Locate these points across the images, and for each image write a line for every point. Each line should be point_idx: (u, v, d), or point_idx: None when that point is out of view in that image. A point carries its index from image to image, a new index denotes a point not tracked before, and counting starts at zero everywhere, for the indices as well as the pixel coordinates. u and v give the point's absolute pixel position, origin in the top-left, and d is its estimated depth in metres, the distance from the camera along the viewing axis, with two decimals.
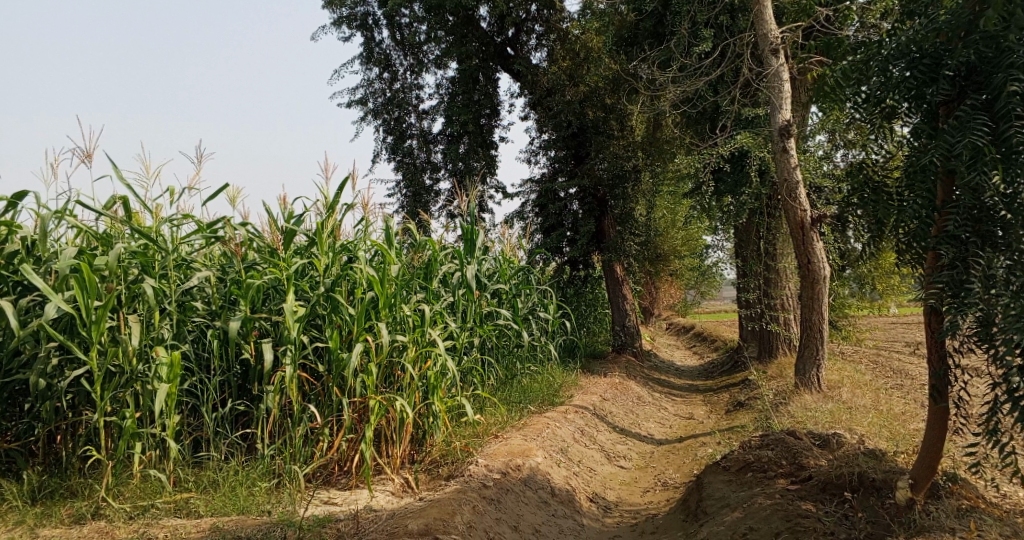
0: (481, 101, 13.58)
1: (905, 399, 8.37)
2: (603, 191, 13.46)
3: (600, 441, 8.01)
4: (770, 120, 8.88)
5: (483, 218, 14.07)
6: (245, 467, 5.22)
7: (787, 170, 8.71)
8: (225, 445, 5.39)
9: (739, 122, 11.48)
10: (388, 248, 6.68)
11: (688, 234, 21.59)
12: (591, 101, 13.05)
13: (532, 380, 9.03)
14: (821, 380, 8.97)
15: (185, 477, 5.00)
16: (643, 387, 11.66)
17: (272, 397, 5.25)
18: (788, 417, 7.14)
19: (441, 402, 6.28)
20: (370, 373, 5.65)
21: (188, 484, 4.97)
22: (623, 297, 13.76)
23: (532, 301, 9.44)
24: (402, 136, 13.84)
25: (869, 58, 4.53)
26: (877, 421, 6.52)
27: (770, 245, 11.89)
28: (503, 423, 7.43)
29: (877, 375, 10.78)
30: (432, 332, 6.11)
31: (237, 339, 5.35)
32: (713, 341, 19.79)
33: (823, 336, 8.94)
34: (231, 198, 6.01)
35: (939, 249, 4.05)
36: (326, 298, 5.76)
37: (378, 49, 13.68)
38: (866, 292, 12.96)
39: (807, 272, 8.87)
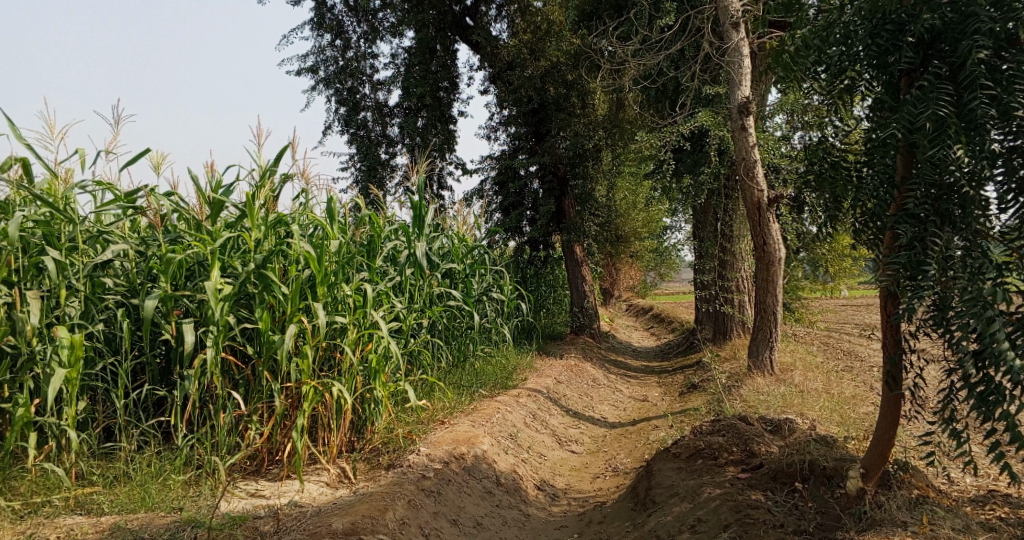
0: (439, 72, 13.21)
1: (855, 382, 8.32)
2: (563, 170, 13.19)
3: (552, 425, 7.81)
4: (729, 96, 8.71)
5: (440, 195, 13.74)
6: (161, 457, 5.04)
7: (745, 149, 8.57)
8: (137, 434, 5.14)
9: (698, 100, 11.32)
10: (329, 222, 6.40)
11: (649, 216, 21.55)
12: (552, 77, 12.75)
13: (484, 362, 8.79)
14: (773, 363, 8.86)
15: (89, 471, 4.77)
16: (599, 369, 11.51)
17: (191, 382, 5.21)
18: (740, 400, 7.02)
19: (384, 388, 6.23)
20: (304, 357, 5.68)
21: (93, 479, 4.75)
22: (582, 278, 13.58)
23: (486, 282, 9.18)
24: (356, 106, 13.42)
25: (828, 28, 4.30)
26: (828, 405, 6.41)
27: (726, 227, 11.84)
28: (452, 408, 7.19)
29: (828, 357, 10.81)
30: (374, 314, 6.06)
31: (157, 318, 5.37)
32: (670, 322, 19.78)
33: (778, 318, 8.84)
34: (156, 164, 5.80)
35: (897, 229, 3.88)
36: (256, 275, 5.72)
37: (330, 15, 13.22)
38: (818, 274, 13.00)
39: (762, 254, 8.74)
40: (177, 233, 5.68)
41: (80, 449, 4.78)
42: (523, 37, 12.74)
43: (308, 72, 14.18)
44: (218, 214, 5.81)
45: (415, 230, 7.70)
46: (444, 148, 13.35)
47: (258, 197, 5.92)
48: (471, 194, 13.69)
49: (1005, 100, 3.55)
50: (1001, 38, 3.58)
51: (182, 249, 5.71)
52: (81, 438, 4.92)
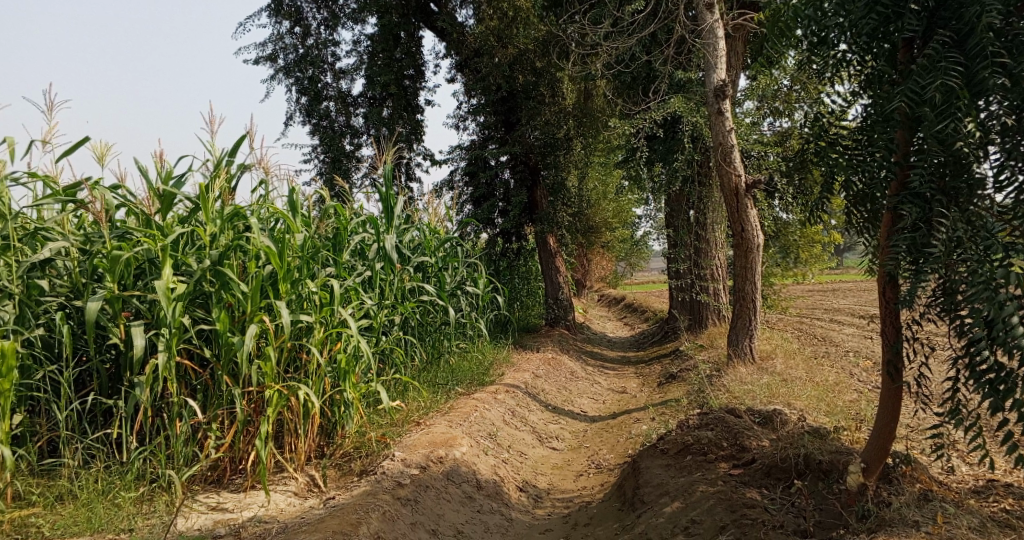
0: (404, 61, 12.84)
1: (837, 369, 8.17)
2: (534, 159, 12.91)
3: (532, 422, 7.55)
4: (704, 79, 8.49)
5: (409, 188, 13.39)
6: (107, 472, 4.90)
7: (722, 133, 8.36)
8: (81, 448, 5.00)
9: (671, 86, 11.11)
10: (292, 215, 6.08)
11: (620, 206, 21.36)
12: (520, 64, 12.46)
13: (459, 358, 8.49)
14: (754, 350, 8.63)
15: (27, 491, 4.64)
16: (576, 361, 11.27)
17: (142, 388, 4.97)
18: (724, 391, 6.82)
19: (354, 389, 5.97)
20: (267, 360, 5.45)
21: (33, 499, 4.61)
22: (556, 268, 13.33)
23: (460, 275, 8.87)
24: (318, 96, 13.01)
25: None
26: (816, 393, 6.23)
27: (701, 215, 11.62)
28: (428, 408, 6.89)
29: (805, 344, 10.68)
30: (342, 311, 5.80)
31: (104, 321, 5.12)
32: (644, 312, 19.63)
33: (757, 306, 8.62)
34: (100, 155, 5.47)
35: (901, 209, 3.70)
36: (213, 272, 5.45)
37: (288, 3, 12.78)
38: (791, 261, 12.89)
39: (741, 240, 8.53)
40: (125, 229, 5.39)
41: (15, 467, 4.60)
42: (490, 24, 12.40)
43: (267, 61, 13.73)
44: (169, 208, 5.49)
45: (384, 222, 7.38)
46: (411, 138, 13.00)
47: (212, 189, 5.63)
48: (441, 185, 13.35)
49: (1015, 69, 3.38)
50: (1009, 4, 3.40)
51: (130, 246, 5.43)
52: (20, 454, 4.81)
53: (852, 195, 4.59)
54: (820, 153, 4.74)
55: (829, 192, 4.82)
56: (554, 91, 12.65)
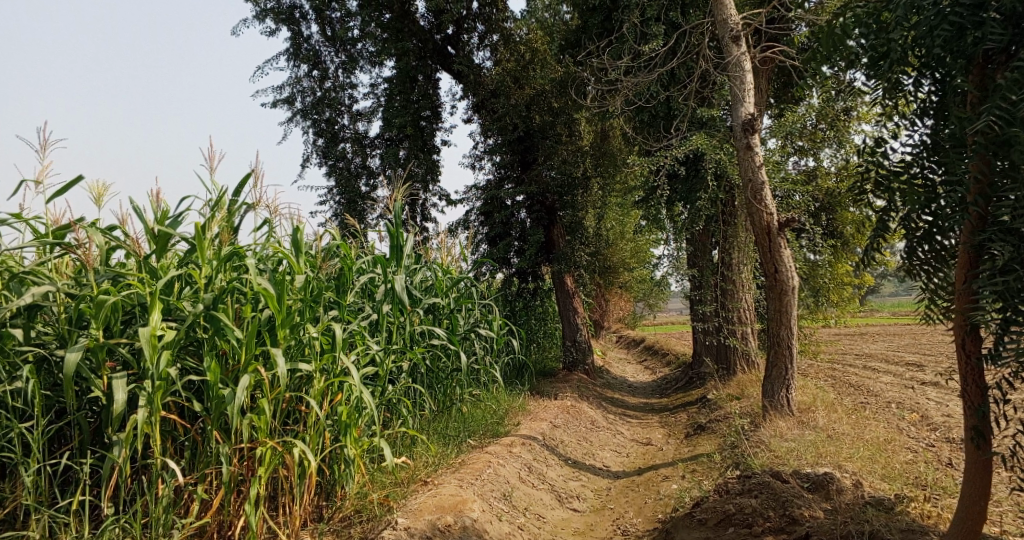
0: (420, 101, 12.53)
1: (881, 423, 7.53)
2: (551, 199, 12.47)
3: (549, 479, 6.94)
4: (732, 112, 8.04)
5: (424, 228, 12.99)
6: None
7: (751, 170, 7.87)
8: (50, 517, 4.48)
9: (692, 121, 10.68)
10: (295, 255, 5.63)
11: (639, 245, 20.83)
12: (537, 104, 12.12)
13: (473, 407, 7.93)
14: (791, 402, 7.93)
15: None
16: (596, 409, 10.66)
17: (121, 448, 4.49)
18: (761, 448, 6.21)
19: (355, 445, 5.45)
20: (260, 413, 4.98)
21: None
22: (574, 310, 12.74)
23: (473, 318, 8.35)
24: (334, 137, 12.72)
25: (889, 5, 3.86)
26: (867, 453, 5.62)
27: (726, 254, 11.03)
28: (437, 464, 6.31)
29: (841, 393, 10.03)
30: (344, 359, 5.31)
31: (86, 372, 4.67)
32: (665, 355, 18.96)
33: (794, 353, 7.93)
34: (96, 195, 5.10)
35: (990, 247, 3.30)
36: (206, 318, 5.00)
37: (306, 45, 12.59)
38: (822, 303, 12.28)
39: (775, 282, 7.92)
40: (114, 272, 4.98)
41: None
42: (506, 65, 12.07)
43: (283, 103, 13.51)
44: (163, 249, 5.08)
45: (393, 262, 6.89)
46: (427, 178, 12.61)
47: (208, 228, 5.22)
48: (455, 225, 12.93)
49: None
50: None
51: (120, 290, 5.01)
52: None
53: (916, 232, 4.12)
54: (881, 184, 4.21)
55: (883, 231, 4.28)
56: (572, 130, 12.30)
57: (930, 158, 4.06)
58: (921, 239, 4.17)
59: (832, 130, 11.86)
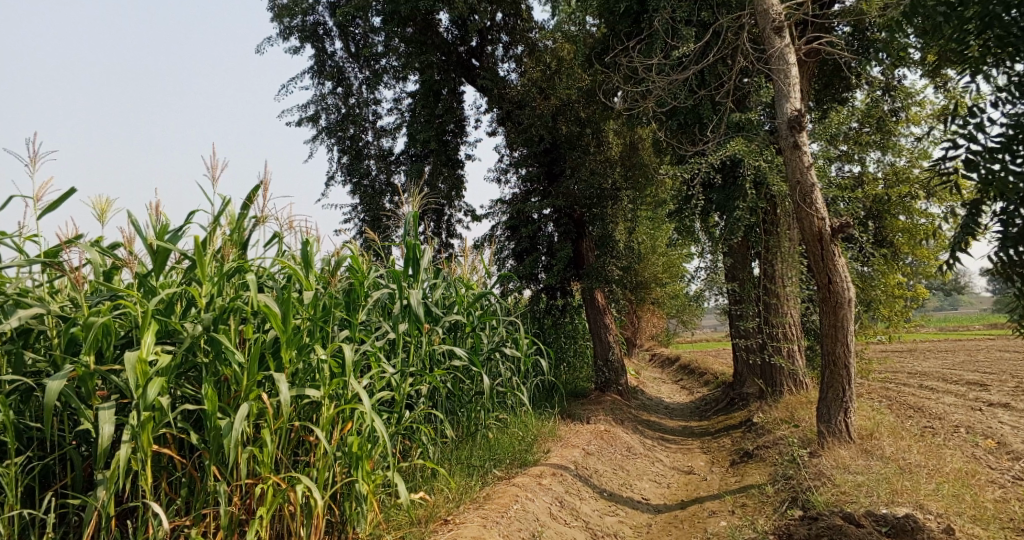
0: (445, 116, 12.06)
1: (953, 450, 6.79)
2: (580, 212, 11.91)
3: (584, 515, 6.32)
4: (777, 111, 7.42)
5: (449, 244, 12.48)
6: None
7: (799, 171, 7.24)
8: None
9: (729, 126, 10.01)
10: (304, 270, 5.05)
11: (671, 260, 20.10)
12: (564, 115, 11.62)
13: (499, 433, 7.32)
14: (850, 428, 7.14)
15: None
16: (632, 433, 9.98)
17: (105, 488, 3.97)
18: (824, 482, 5.54)
19: (368, 480, 4.88)
20: (263, 446, 4.44)
21: None
22: (606, 327, 12.08)
23: (498, 335, 7.80)
24: (358, 155, 12.31)
25: None
26: (947, 488, 4.95)
27: (769, 267, 10.34)
28: (459, 500, 5.73)
29: (899, 415, 9.28)
30: (355, 383, 4.74)
31: (74, 403, 4.17)
32: (702, 374, 18.15)
33: (851, 372, 7.18)
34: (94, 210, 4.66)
35: None
36: (205, 340, 4.45)
37: (330, 62, 12.26)
38: (871, 318, 11.52)
39: (828, 294, 7.21)
40: (109, 291, 4.48)
41: None
42: (533, 76, 11.64)
43: (308, 122, 13.17)
44: (163, 267, 4.56)
45: (409, 277, 6.35)
46: (452, 195, 12.12)
47: (210, 242, 4.70)
48: (481, 242, 12.40)
49: None
50: None
51: (113, 312, 4.50)
52: None
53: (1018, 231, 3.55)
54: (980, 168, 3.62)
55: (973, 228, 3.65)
56: (601, 142, 11.77)
57: (1017, 149, 3.55)
58: (1014, 240, 3.56)
59: (878, 133, 11.13)
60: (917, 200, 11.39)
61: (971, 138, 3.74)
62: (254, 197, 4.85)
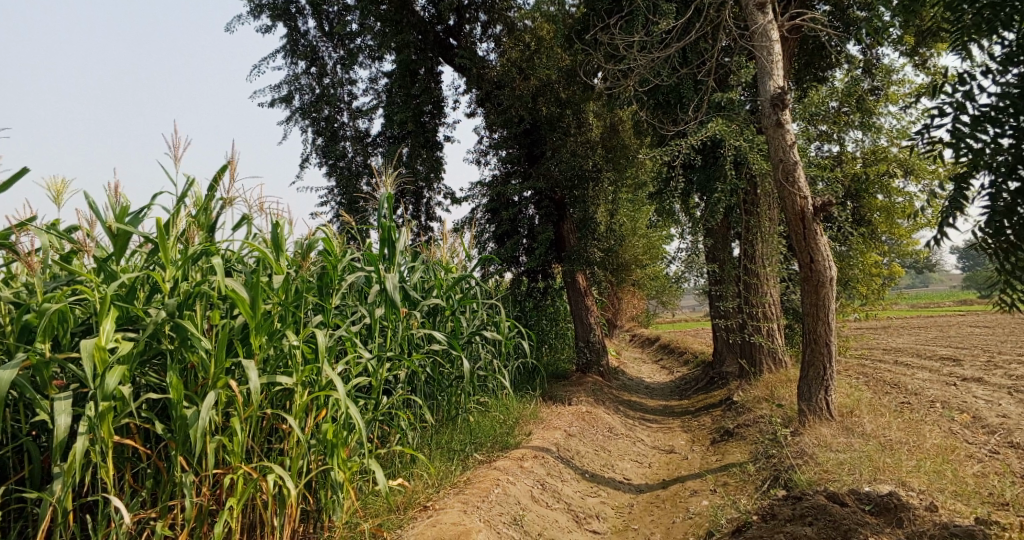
0: (422, 98, 11.82)
1: (933, 426, 6.80)
2: (560, 193, 11.79)
3: (566, 497, 6.25)
4: (758, 88, 7.32)
5: (427, 227, 12.31)
6: None
7: (782, 148, 7.16)
8: None
9: (709, 105, 9.89)
10: (274, 254, 4.89)
11: (651, 241, 20.04)
12: (544, 95, 11.44)
13: (480, 417, 7.22)
14: (831, 405, 7.13)
15: None
16: (613, 414, 9.93)
17: (61, 482, 3.84)
18: (806, 460, 5.51)
19: (345, 468, 4.77)
20: (233, 435, 4.31)
21: None
22: (586, 308, 11.98)
23: (478, 318, 7.69)
24: (334, 136, 12.07)
25: None
26: (929, 464, 4.94)
27: (749, 246, 10.30)
28: (439, 486, 5.64)
29: (878, 392, 9.31)
30: (328, 370, 4.61)
31: (30, 394, 4.01)
32: (682, 354, 18.14)
33: (832, 350, 7.15)
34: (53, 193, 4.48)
35: None
36: (171, 327, 4.29)
37: (303, 42, 11.98)
38: (850, 296, 11.54)
39: (810, 272, 7.16)
40: (67, 277, 4.30)
41: None
42: (511, 55, 11.45)
43: (282, 103, 12.89)
44: (125, 251, 4.38)
45: (386, 260, 6.19)
46: (430, 177, 11.92)
47: (174, 226, 4.53)
48: (460, 224, 12.24)
49: None
50: None
51: (72, 299, 4.32)
52: None
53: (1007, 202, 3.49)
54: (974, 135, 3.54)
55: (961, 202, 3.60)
56: (580, 123, 11.63)
57: (1005, 120, 3.49)
58: (1002, 215, 3.50)
59: (857, 112, 10.99)
60: (894, 177, 11.39)
61: (958, 108, 3.62)
62: (221, 179, 4.68)
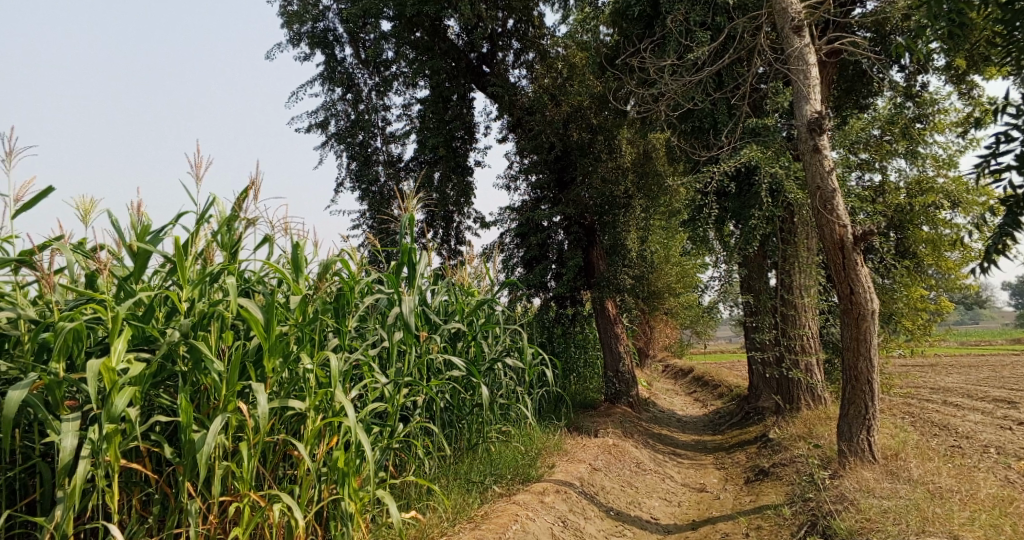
0: (454, 121, 11.73)
1: (984, 473, 6.38)
2: (591, 219, 11.57)
3: (589, 536, 5.97)
4: (796, 113, 7.07)
5: (456, 251, 12.17)
6: None
7: (818, 176, 6.88)
8: None
9: (745, 131, 9.63)
10: (294, 275, 4.74)
11: (685, 270, 19.65)
12: (575, 122, 11.36)
13: (502, 447, 6.97)
14: (874, 448, 6.74)
15: None
16: (642, 448, 9.59)
17: (64, 507, 3.69)
18: (846, 507, 5.18)
19: (356, 498, 4.57)
20: (243, 461, 4.14)
21: None
22: (616, 336, 11.67)
23: (502, 344, 7.46)
24: (367, 161, 12.02)
25: None
26: (981, 518, 4.61)
27: (786, 277, 9.94)
28: (454, 519, 5.40)
29: (922, 433, 8.84)
30: (342, 394, 4.42)
31: (39, 415, 3.87)
32: (716, 386, 17.67)
33: (874, 389, 6.77)
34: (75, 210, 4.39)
35: None
36: (184, 348, 4.14)
37: (340, 68, 11.98)
38: (891, 331, 11.09)
39: (850, 306, 6.82)
40: (83, 295, 4.19)
41: None
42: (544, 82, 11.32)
43: (318, 128, 12.93)
44: (143, 270, 4.26)
45: (407, 283, 6.02)
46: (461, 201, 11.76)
47: (194, 244, 4.41)
48: (490, 249, 12.07)
49: None
50: None
51: (86, 317, 4.20)
52: None
53: None
54: None
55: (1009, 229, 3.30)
56: (612, 149, 11.42)
57: None
58: None
59: (901, 141, 10.68)
60: (940, 209, 10.96)
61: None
62: (243, 197, 4.55)
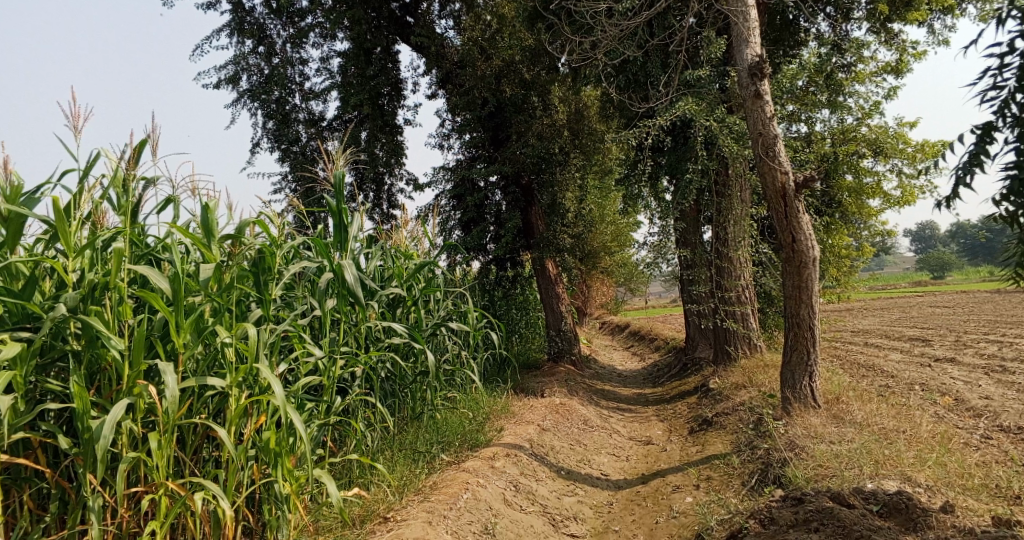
0: (379, 77, 11.17)
1: (921, 411, 6.50)
2: (527, 178, 11.25)
3: (541, 498, 5.82)
4: (735, 58, 6.92)
5: (389, 215, 11.78)
6: None
7: (761, 123, 6.78)
8: None
9: (679, 82, 9.49)
10: (206, 241, 4.34)
11: (619, 227, 19.63)
12: (508, 76, 10.86)
13: (446, 413, 6.75)
14: (815, 393, 6.77)
15: None
16: (587, 406, 9.51)
17: None
18: (796, 453, 5.17)
19: (291, 479, 4.28)
20: (160, 448, 3.80)
21: None
22: (557, 296, 11.48)
23: (441, 308, 7.18)
24: (286, 120, 11.41)
25: None
26: (927, 456, 4.67)
27: (721, 229, 9.93)
28: (399, 492, 5.16)
29: (853, 375, 9.04)
30: (267, 369, 4.09)
31: None
32: (653, 340, 17.84)
33: (816, 335, 6.79)
34: None
35: None
36: (76, 325, 3.73)
37: (249, 19, 11.28)
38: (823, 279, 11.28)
39: (792, 254, 6.79)
40: None
41: None
42: (472, 35, 10.88)
43: (228, 83, 12.18)
44: (23, 239, 3.82)
45: (338, 247, 5.64)
46: (391, 162, 11.33)
47: (80, 208, 3.97)
48: (425, 211, 11.71)
49: None
50: None
51: None
52: None
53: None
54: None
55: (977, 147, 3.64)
56: (547, 104, 11.12)
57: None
58: None
59: (825, 91, 10.71)
60: (863, 157, 11.12)
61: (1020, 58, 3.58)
62: (138, 154, 4.12)
